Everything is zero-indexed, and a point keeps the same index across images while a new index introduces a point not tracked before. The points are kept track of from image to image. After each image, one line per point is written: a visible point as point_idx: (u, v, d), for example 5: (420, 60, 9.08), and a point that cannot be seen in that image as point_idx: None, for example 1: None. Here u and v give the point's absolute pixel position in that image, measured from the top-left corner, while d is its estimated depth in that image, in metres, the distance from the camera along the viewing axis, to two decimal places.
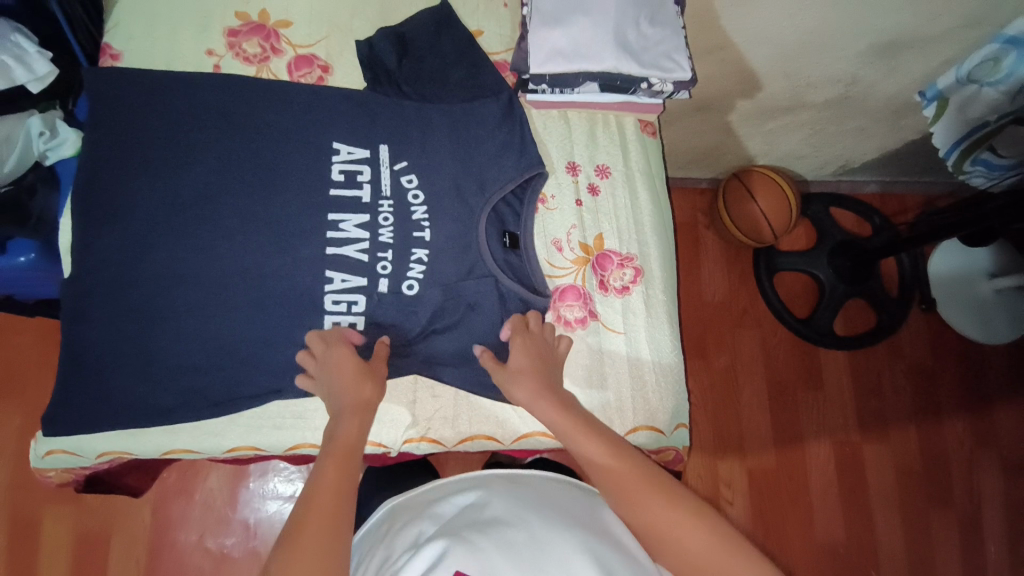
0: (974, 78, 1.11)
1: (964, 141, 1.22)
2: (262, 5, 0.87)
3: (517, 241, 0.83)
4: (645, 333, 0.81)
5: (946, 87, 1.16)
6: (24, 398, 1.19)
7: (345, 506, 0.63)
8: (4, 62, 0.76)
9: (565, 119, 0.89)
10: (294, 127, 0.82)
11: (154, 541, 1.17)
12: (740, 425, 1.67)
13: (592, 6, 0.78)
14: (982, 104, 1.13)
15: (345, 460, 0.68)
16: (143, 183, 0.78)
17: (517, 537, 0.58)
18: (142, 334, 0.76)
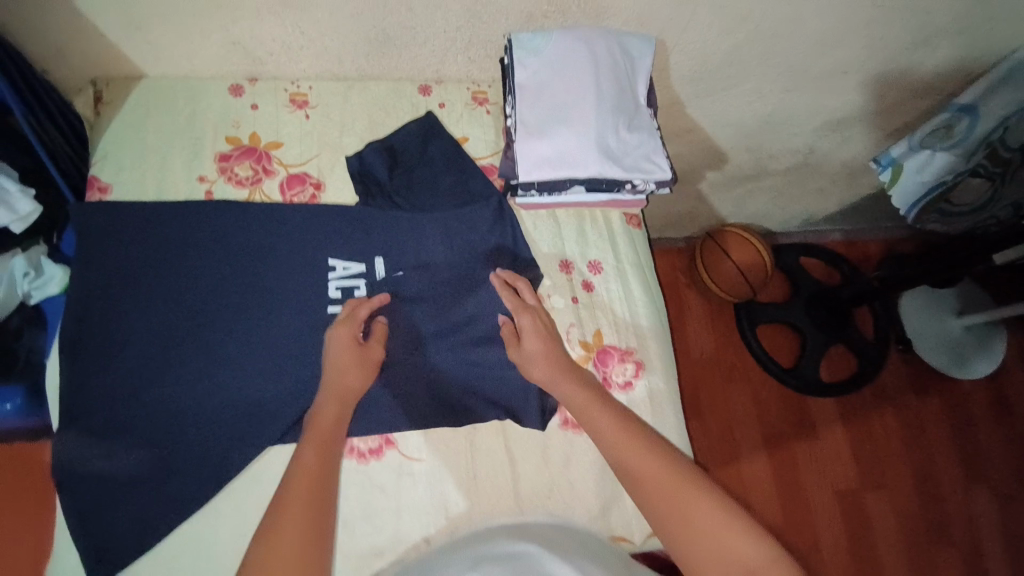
0: (927, 145, 1.21)
1: (924, 200, 1.28)
2: (253, 128, 0.89)
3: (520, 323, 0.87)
4: (652, 428, 0.81)
5: (900, 154, 1.24)
6: None
7: (319, 513, 0.64)
8: None
9: (554, 219, 0.91)
10: (290, 246, 0.83)
11: None
12: (743, 481, 1.66)
13: (573, 117, 0.82)
14: (938, 166, 1.22)
15: (325, 454, 0.68)
16: (136, 317, 0.77)
17: (536, 567, 0.58)
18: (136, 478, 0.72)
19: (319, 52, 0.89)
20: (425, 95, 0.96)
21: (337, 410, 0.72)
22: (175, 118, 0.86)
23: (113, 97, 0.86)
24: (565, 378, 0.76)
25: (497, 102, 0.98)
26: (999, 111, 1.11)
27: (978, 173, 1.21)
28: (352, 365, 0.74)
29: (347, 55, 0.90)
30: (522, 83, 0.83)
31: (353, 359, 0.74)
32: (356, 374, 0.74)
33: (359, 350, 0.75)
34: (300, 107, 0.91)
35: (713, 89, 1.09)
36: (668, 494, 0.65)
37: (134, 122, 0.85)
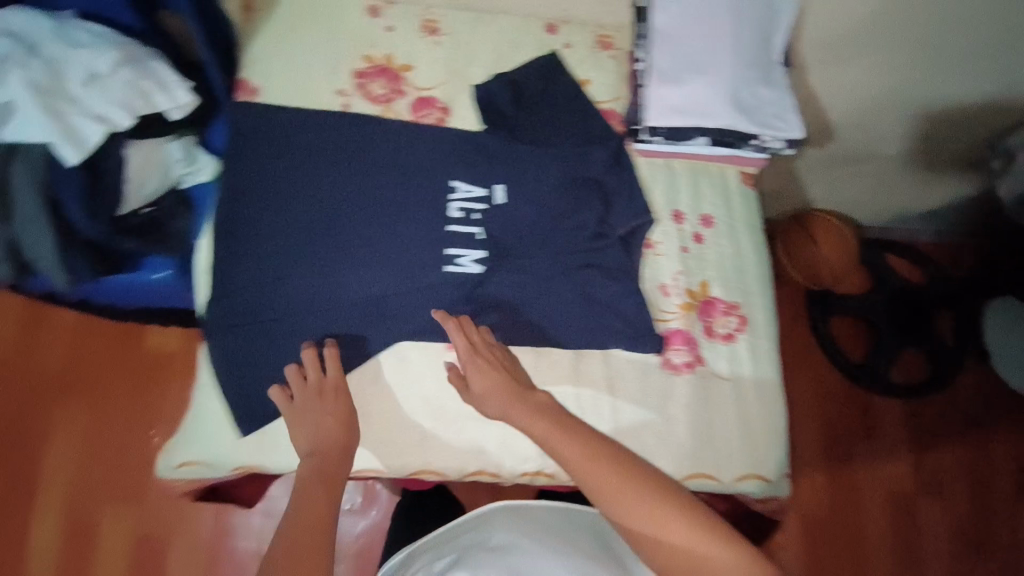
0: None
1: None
2: (388, 49, 0.91)
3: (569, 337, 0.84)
4: (750, 381, 0.82)
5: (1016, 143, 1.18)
6: (95, 395, 1.31)
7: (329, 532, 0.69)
8: (147, 89, 0.78)
9: (669, 168, 0.91)
10: (417, 165, 0.87)
11: (213, 548, 1.24)
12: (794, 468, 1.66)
13: (710, 66, 0.81)
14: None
15: (332, 490, 0.72)
16: (279, 213, 0.84)
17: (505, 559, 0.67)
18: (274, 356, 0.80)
19: None
20: (552, 34, 0.96)
21: (339, 458, 0.76)
22: (317, 32, 0.90)
23: (264, 5, 0.90)
24: (563, 434, 0.74)
25: (622, 47, 0.96)
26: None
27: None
28: (483, 378, 0.78)
29: None
30: (661, 27, 0.83)
31: (483, 373, 0.78)
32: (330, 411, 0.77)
33: (321, 390, 0.78)
34: (432, 33, 0.93)
35: (838, 56, 1.06)
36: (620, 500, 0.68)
37: (281, 33, 0.89)
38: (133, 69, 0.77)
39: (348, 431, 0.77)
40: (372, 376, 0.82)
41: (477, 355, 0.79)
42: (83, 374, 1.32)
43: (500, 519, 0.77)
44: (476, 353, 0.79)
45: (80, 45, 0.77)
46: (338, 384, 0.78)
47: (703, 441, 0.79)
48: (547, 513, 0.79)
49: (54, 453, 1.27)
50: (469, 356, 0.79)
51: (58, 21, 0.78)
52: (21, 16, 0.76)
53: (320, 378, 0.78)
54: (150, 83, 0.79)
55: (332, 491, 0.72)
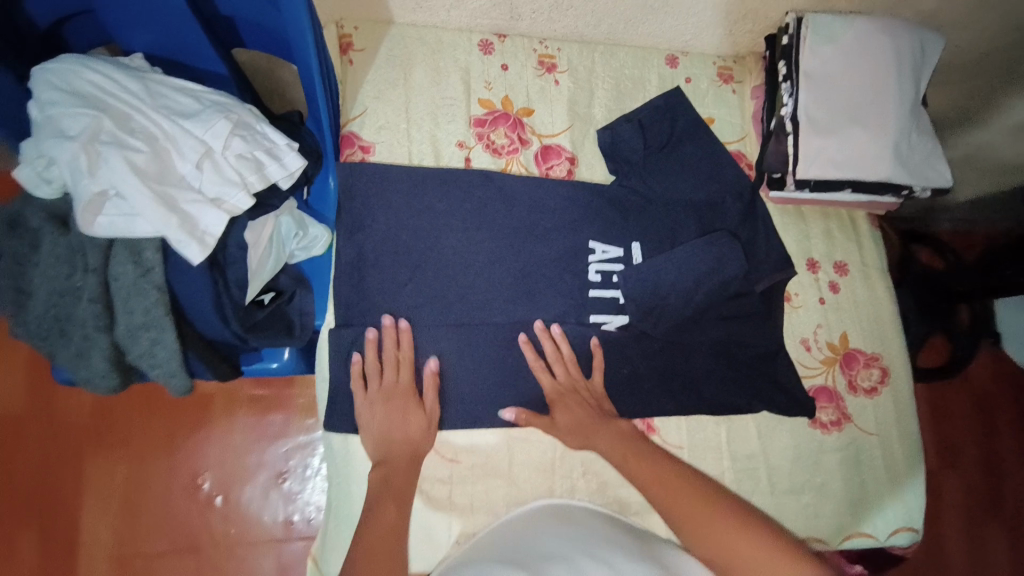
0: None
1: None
2: (505, 91, 0.83)
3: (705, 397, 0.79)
4: (896, 431, 0.82)
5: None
6: (133, 451, 1.09)
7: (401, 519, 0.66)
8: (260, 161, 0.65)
9: (799, 214, 0.88)
10: (553, 226, 0.80)
11: None
12: None
13: (866, 116, 0.77)
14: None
15: (399, 502, 0.67)
16: (406, 290, 0.75)
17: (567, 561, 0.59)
18: None
19: (584, 12, 0.81)
20: (672, 67, 0.89)
21: (406, 459, 0.70)
22: (424, 74, 0.80)
23: (365, 44, 0.79)
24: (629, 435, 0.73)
25: (743, 81, 0.91)
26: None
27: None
28: (571, 389, 0.74)
29: (609, 17, 0.83)
30: (811, 71, 0.79)
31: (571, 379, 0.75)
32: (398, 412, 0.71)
33: (403, 383, 0.72)
34: (549, 70, 0.85)
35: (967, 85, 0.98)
36: (671, 498, 0.66)
37: (388, 77, 0.79)
38: (245, 138, 0.66)
39: (420, 426, 0.72)
40: (523, 462, 0.76)
41: (569, 393, 0.75)
42: (128, 421, 1.10)
43: (546, 521, 0.68)
44: (563, 386, 0.75)
45: (175, 112, 0.64)
46: (411, 384, 0.72)
47: (856, 497, 0.80)
48: (602, 522, 0.69)
49: (88, 523, 1.05)
50: (564, 363, 0.75)
51: (135, 76, 0.64)
52: (93, 73, 0.62)
53: (398, 356, 0.72)
54: (263, 154, 0.67)
55: (409, 469, 0.70)
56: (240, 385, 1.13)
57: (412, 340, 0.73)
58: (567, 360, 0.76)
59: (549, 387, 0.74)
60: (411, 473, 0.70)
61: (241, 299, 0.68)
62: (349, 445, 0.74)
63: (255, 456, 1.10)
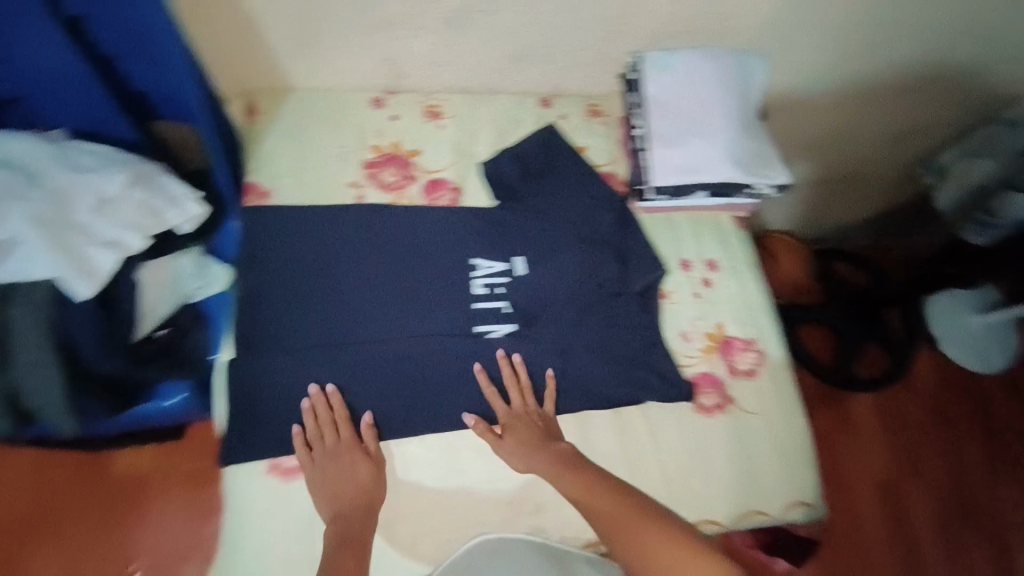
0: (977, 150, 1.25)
1: (964, 204, 1.29)
2: (396, 137, 0.95)
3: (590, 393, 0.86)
4: (777, 410, 0.88)
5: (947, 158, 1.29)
6: (62, 539, 1.07)
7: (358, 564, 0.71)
8: (156, 207, 0.76)
9: (671, 221, 0.98)
10: (440, 248, 0.90)
11: None
12: None
13: (704, 128, 0.89)
14: (981, 169, 1.23)
15: (359, 550, 0.72)
16: (302, 316, 0.83)
17: None
18: None
19: (458, 66, 0.95)
20: (546, 107, 1.03)
21: (359, 511, 0.76)
22: (323, 126, 0.93)
23: (268, 107, 0.93)
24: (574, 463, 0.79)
25: (611, 114, 1.04)
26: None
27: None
28: (523, 417, 0.82)
29: (483, 70, 0.97)
30: (655, 96, 0.91)
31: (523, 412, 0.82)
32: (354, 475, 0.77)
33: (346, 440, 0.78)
34: (435, 117, 0.98)
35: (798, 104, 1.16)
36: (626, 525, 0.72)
37: (289, 132, 0.92)
38: (145, 189, 0.76)
39: (367, 478, 0.77)
40: (424, 467, 0.80)
41: (521, 419, 0.82)
42: (59, 508, 1.10)
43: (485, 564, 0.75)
44: (517, 412, 0.82)
45: (82, 169, 0.74)
46: (351, 440, 0.78)
47: (745, 475, 0.84)
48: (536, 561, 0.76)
49: None
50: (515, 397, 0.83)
51: (49, 142, 0.74)
52: (9, 141, 0.72)
53: (331, 416, 0.79)
54: (159, 200, 0.77)
55: (360, 521, 0.75)
56: (172, 459, 1.14)
57: (343, 402, 0.80)
58: (523, 389, 0.84)
59: (504, 413, 0.82)
60: (367, 526, 0.75)
61: (134, 333, 0.78)
62: (238, 472, 0.78)
63: (186, 541, 1.08)
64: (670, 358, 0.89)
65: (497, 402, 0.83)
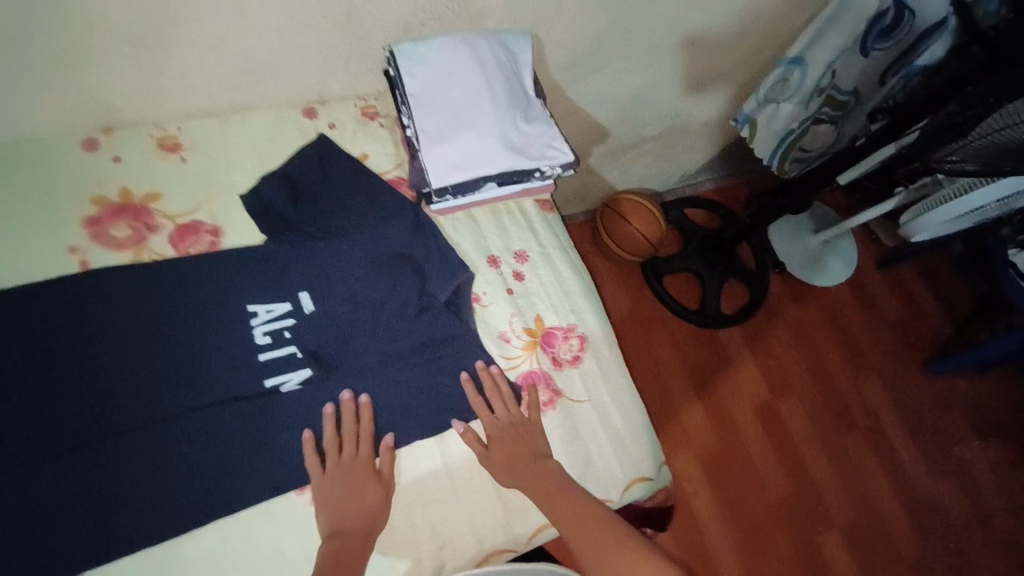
0: (772, 98, 1.36)
1: (779, 145, 1.49)
2: (122, 182, 0.80)
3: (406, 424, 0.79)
4: (606, 392, 0.86)
5: (753, 110, 1.39)
6: None
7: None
8: None
9: (471, 218, 0.92)
10: (204, 301, 0.76)
11: None
12: (673, 406, 1.86)
13: (473, 119, 0.84)
14: (783, 115, 1.40)
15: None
16: (26, 421, 0.66)
17: None
18: None
19: (186, 89, 0.83)
20: (312, 118, 0.92)
21: (361, 533, 0.71)
22: (24, 185, 0.77)
23: None
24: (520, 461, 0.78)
25: (388, 113, 0.96)
26: (858, 61, 1.27)
27: (820, 118, 1.42)
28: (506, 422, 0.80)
29: (219, 88, 0.85)
30: (414, 92, 0.84)
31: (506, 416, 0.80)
32: (366, 496, 0.73)
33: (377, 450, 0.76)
34: (173, 151, 0.84)
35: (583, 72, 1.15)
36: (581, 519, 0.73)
37: None
38: None
39: (377, 496, 0.74)
40: (220, 563, 0.68)
41: (503, 423, 0.79)
42: None
43: None
44: (501, 418, 0.80)
45: None
46: (369, 456, 0.75)
47: (583, 468, 0.81)
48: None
49: None
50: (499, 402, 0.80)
51: None
52: None
53: (358, 430, 0.76)
54: None
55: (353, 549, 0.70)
56: None
57: (370, 419, 0.77)
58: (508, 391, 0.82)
59: (488, 419, 0.79)
60: (365, 549, 0.71)
61: None
62: None
63: None
64: (489, 363, 0.83)
65: (482, 407, 0.80)
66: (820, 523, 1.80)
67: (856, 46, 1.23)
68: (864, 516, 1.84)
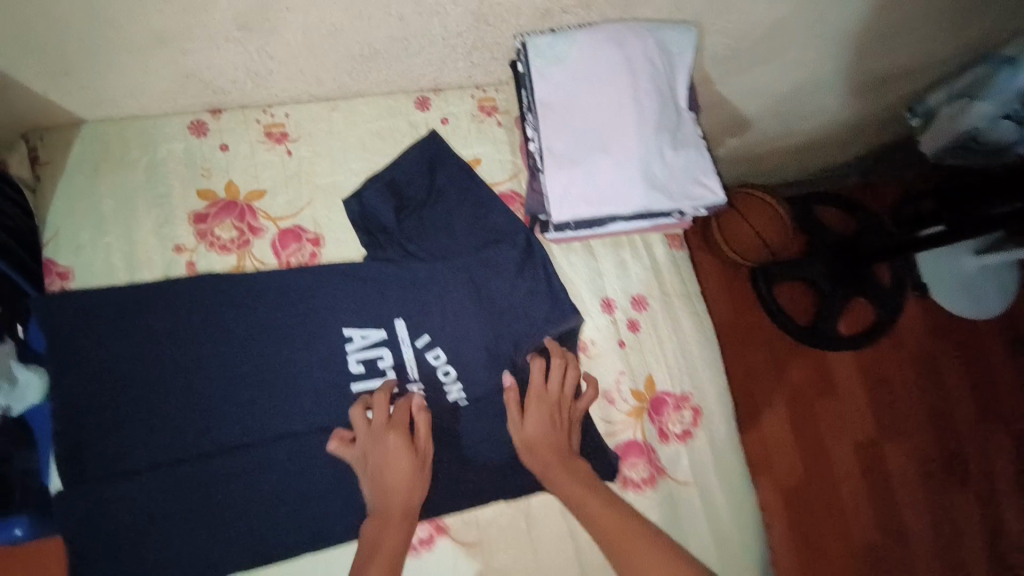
0: (966, 92, 1.11)
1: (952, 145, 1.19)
2: (228, 176, 0.75)
3: (485, 482, 0.73)
4: (714, 477, 0.77)
5: (937, 101, 1.17)
6: None
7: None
8: None
9: (588, 251, 0.81)
10: (301, 321, 0.73)
11: None
12: (761, 430, 1.70)
13: (611, 142, 0.70)
14: (972, 114, 1.10)
15: None
16: (135, 428, 0.68)
17: None
18: None
19: (293, 74, 0.73)
20: (424, 110, 0.81)
21: (394, 518, 0.66)
22: (135, 174, 0.73)
23: (50, 154, 0.72)
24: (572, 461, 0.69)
25: (509, 109, 0.83)
26: None
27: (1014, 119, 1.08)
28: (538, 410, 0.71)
29: (326, 75, 0.74)
30: (545, 100, 0.70)
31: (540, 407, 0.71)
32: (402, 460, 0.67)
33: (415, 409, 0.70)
34: (279, 141, 0.77)
35: (743, 66, 0.95)
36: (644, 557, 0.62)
37: (85, 187, 0.72)
38: None
39: (416, 481, 0.68)
40: None
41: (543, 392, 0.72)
42: None
43: None
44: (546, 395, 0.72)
45: None
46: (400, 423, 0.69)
47: None
48: None
49: None
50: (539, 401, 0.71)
51: None
52: None
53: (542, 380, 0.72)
54: None
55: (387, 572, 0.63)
56: None
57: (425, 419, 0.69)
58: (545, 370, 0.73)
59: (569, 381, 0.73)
60: (401, 533, 0.66)
61: None
62: None
63: None
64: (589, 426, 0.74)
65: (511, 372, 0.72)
66: None
67: None
68: None
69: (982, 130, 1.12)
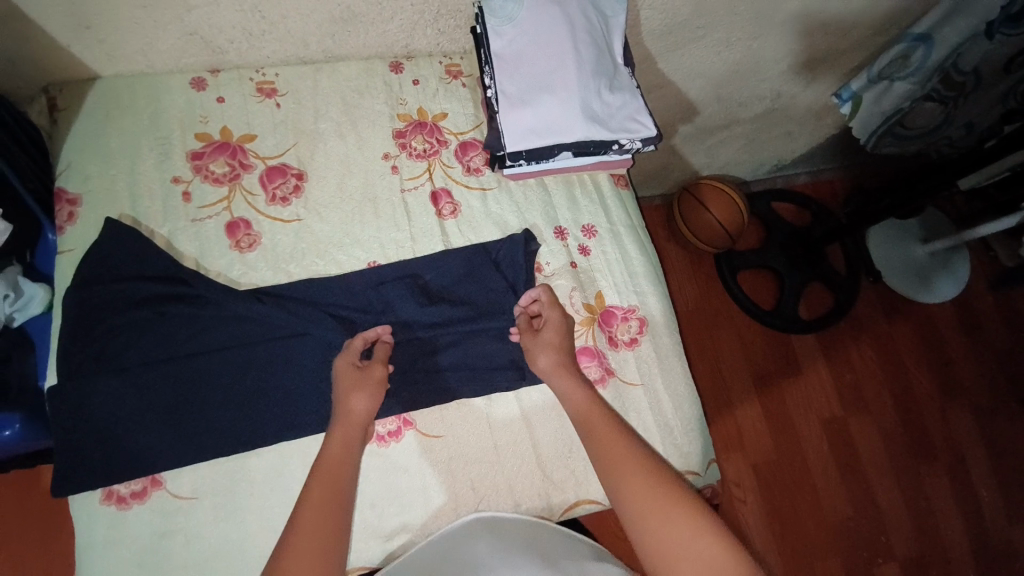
0: (886, 75, 1.20)
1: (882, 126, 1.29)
2: (222, 122, 0.85)
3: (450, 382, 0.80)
4: (660, 380, 0.85)
5: (861, 85, 1.25)
6: None
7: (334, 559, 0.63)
8: None
9: (543, 187, 0.92)
10: (294, 245, 0.83)
11: None
12: (730, 408, 1.71)
13: (555, 85, 0.82)
14: (895, 94, 1.22)
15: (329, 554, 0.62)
16: (127, 331, 0.76)
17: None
18: (147, 493, 0.72)
19: (282, 36, 0.85)
20: (397, 72, 0.93)
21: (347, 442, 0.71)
22: (138, 118, 0.84)
23: (68, 103, 0.83)
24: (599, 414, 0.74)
25: (472, 73, 0.96)
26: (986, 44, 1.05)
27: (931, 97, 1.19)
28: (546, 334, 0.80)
29: (312, 37, 0.87)
30: (499, 54, 0.83)
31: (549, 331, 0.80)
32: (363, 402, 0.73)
33: (375, 377, 0.74)
34: (269, 95, 0.88)
35: (677, 44, 1.09)
36: (653, 507, 0.64)
37: (94, 129, 0.82)
38: None
39: (366, 402, 0.73)
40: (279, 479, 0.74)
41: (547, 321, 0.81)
42: None
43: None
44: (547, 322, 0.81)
45: None
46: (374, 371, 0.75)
47: None
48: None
49: None
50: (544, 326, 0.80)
51: None
52: None
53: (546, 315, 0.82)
54: None
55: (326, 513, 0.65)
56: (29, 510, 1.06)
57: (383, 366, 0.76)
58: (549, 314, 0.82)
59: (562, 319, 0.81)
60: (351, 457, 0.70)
61: None
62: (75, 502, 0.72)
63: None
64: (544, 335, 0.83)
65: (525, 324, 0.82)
66: (879, 556, 1.60)
67: (982, 28, 1.03)
68: (933, 558, 1.62)
69: (908, 110, 1.24)
